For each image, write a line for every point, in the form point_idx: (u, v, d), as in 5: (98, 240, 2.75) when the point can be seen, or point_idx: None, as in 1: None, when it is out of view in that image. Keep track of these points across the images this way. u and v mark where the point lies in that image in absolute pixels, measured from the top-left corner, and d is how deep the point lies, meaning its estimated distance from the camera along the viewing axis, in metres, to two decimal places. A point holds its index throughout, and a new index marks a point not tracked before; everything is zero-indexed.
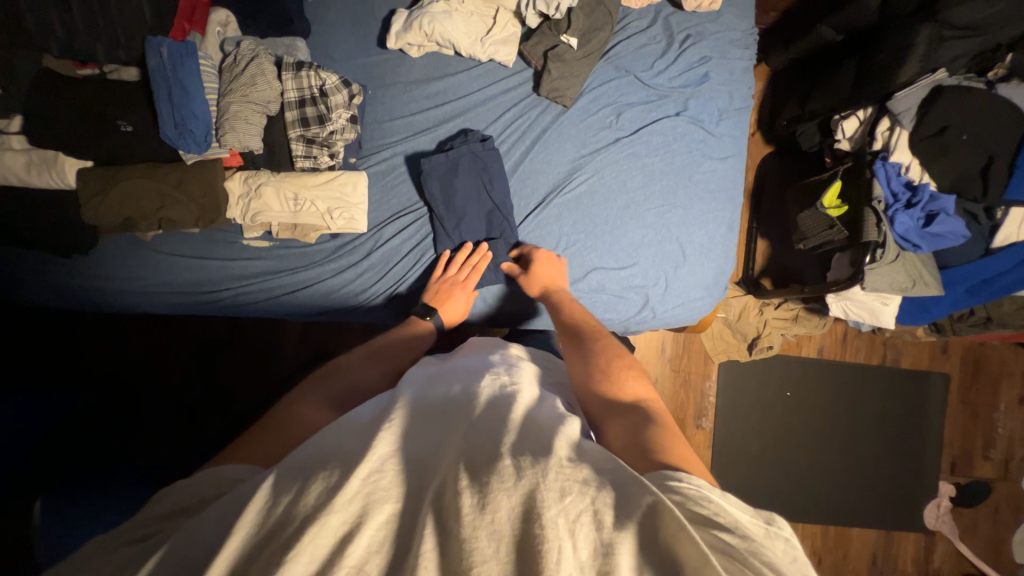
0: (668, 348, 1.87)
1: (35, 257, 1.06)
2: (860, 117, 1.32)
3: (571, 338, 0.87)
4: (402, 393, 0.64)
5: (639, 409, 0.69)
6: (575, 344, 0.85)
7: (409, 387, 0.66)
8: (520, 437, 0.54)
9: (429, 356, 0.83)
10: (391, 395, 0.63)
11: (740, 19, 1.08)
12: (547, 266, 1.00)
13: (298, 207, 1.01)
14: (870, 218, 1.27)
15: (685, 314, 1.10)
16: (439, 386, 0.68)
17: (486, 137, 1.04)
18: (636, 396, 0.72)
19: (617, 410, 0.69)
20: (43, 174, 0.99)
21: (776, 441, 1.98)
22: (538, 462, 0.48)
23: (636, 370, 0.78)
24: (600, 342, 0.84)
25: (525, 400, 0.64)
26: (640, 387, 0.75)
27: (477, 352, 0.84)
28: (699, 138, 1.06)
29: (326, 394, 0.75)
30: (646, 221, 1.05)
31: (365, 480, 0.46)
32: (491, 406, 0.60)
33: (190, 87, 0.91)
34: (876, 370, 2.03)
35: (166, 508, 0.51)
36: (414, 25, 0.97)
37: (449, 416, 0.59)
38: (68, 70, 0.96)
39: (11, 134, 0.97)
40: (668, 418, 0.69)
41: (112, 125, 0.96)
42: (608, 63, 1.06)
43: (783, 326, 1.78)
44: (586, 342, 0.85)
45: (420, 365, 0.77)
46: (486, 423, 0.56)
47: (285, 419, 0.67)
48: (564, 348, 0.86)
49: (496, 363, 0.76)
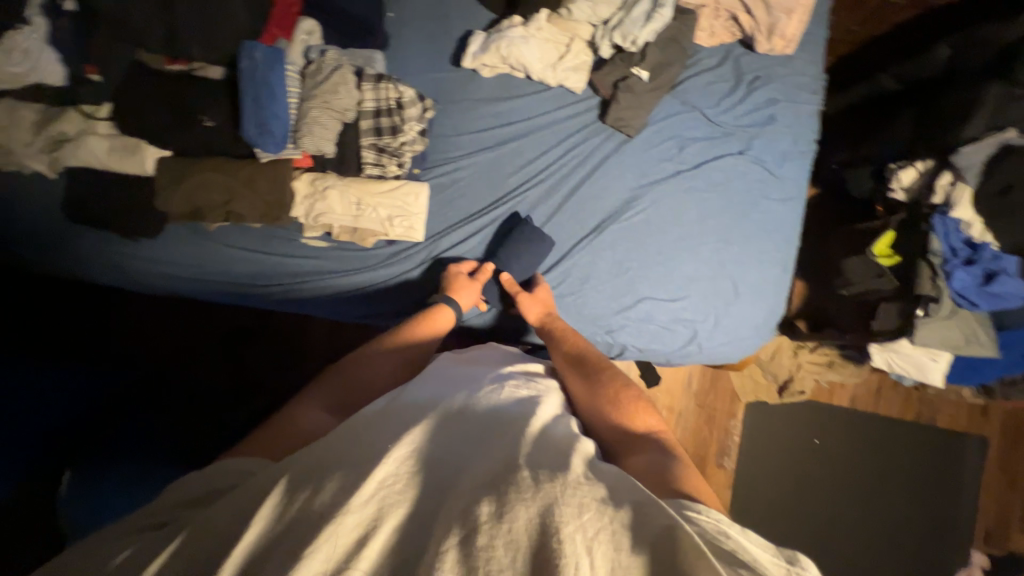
0: (695, 383, 1.89)
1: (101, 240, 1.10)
2: (918, 168, 1.29)
3: (578, 365, 0.87)
4: (421, 404, 0.66)
5: (653, 441, 0.72)
6: (582, 374, 0.85)
7: (424, 396, 0.68)
8: (533, 451, 0.56)
9: (443, 360, 0.85)
10: (412, 404, 0.65)
11: (809, 65, 1.08)
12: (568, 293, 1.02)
13: (360, 211, 1.03)
14: (924, 272, 1.28)
15: (731, 353, 1.09)
16: (454, 392, 0.70)
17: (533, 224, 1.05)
18: (648, 427, 0.75)
19: (631, 452, 0.70)
20: (123, 161, 1.04)
21: (801, 489, 1.93)
22: (555, 476, 0.50)
23: (644, 399, 0.80)
24: (610, 375, 0.84)
25: (545, 418, 0.66)
26: (650, 416, 0.77)
27: (494, 360, 0.87)
28: (760, 179, 1.06)
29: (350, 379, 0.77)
30: (701, 256, 1.04)
31: (378, 485, 0.48)
32: (512, 424, 0.62)
33: (277, 91, 0.94)
34: (911, 426, 1.97)
35: (210, 486, 0.54)
36: (491, 47, 1.01)
37: (469, 427, 0.61)
38: (159, 65, 1.00)
39: (99, 120, 1.03)
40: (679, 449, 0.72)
41: (195, 118, 1.00)
42: (675, 97, 1.07)
43: (817, 371, 1.81)
44: (596, 374, 0.85)
45: (431, 370, 0.80)
46: (504, 441, 0.58)
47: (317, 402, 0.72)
48: (569, 373, 0.86)
49: (508, 376, 0.77)
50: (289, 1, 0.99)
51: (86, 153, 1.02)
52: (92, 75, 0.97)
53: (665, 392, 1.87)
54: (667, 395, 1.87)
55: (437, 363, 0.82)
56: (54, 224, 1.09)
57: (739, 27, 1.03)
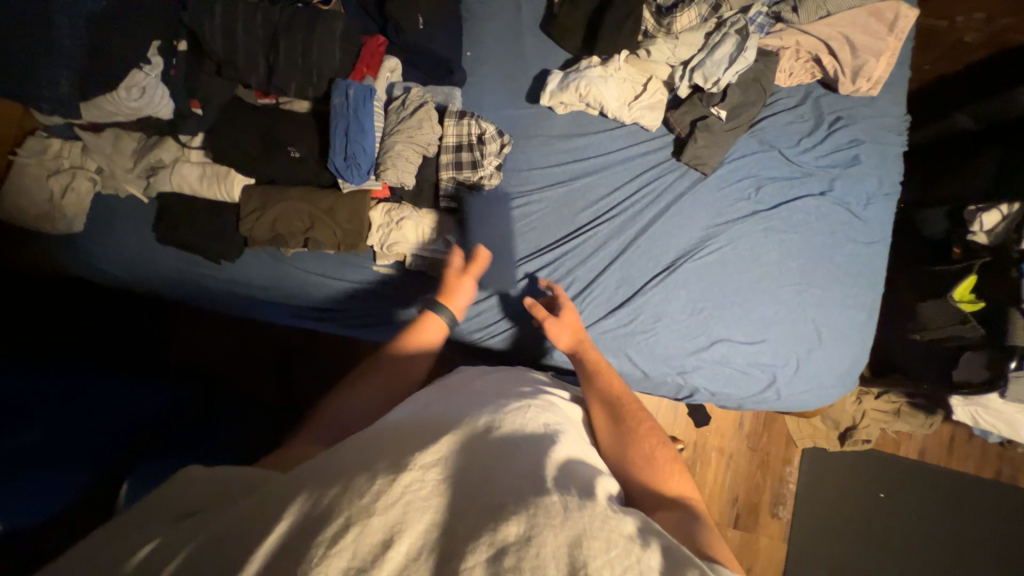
0: (747, 424, 1.80)
1: (176, 260, 1.14)
2: (1002, 212, 1.25)
3: (602, 399, 0.80)
4: (442, 414, 0.65)
5: (680, 497, 0.69)
6: (607, 408, 0.79)
7: (445, 407, 0.67)
8: (556, 476, 0.55)
9: (456, 377, 0.84)
10: (431, 416, 0.63)
11: (894, 105, 1.05)
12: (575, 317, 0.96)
13: (434, 243, 1.05)
14: (1017, 320, 1.20)
15: (813, 401, 1.03)
16: (479, 403, 0.69)
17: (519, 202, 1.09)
18: (673, 480, 0.71)
19: (659, 504, 0.67)
20: (212, 187, 1.09)
21: (863, 548, 1.78)
22: (584, 504, 0.51)
23: (671, 449, 0.76)
24: (637, 415, 0.77)
25: (571, 449, 0.64)
26: (675, 469, 0.73)
27: (517, 378, 0.86)
28: (844, 221, 1.02)
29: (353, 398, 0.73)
30: (780, 298, 1.01)
31: (406, 490, 0.47)
32: (534, 444, 0.60)
33: (366, 126, 0.98)
34: (991, 486, 1.80)
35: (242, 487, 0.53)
36: (570, 86, 1.02)
37: (496, 436, 0.60)
38: (252, 100, 1.06)
39: (193, 148, 1.09)
40: (702, 509, 0.70)
41: (284, 150, 1.05)
42: (752, 136, 1.06)
43: (883, 419, 1.68)
44: (623, 409, 0.79)
45: (452, 384, 0.79)
46: (524, 461, 0.56)
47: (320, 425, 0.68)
48: (592, 406, 0.80)
49: (530, 394, 0.75)
50: (378, 40, 1.04)
51: (179, 179, 1.08)
52: (195, 109, 1.03)
53: (715, 432, 1.79)
54: (718, 435, 1.79)
55: (443, 381, 0.81)
56: (137, 245, 1.13)
57: (820, 69, 1.02)
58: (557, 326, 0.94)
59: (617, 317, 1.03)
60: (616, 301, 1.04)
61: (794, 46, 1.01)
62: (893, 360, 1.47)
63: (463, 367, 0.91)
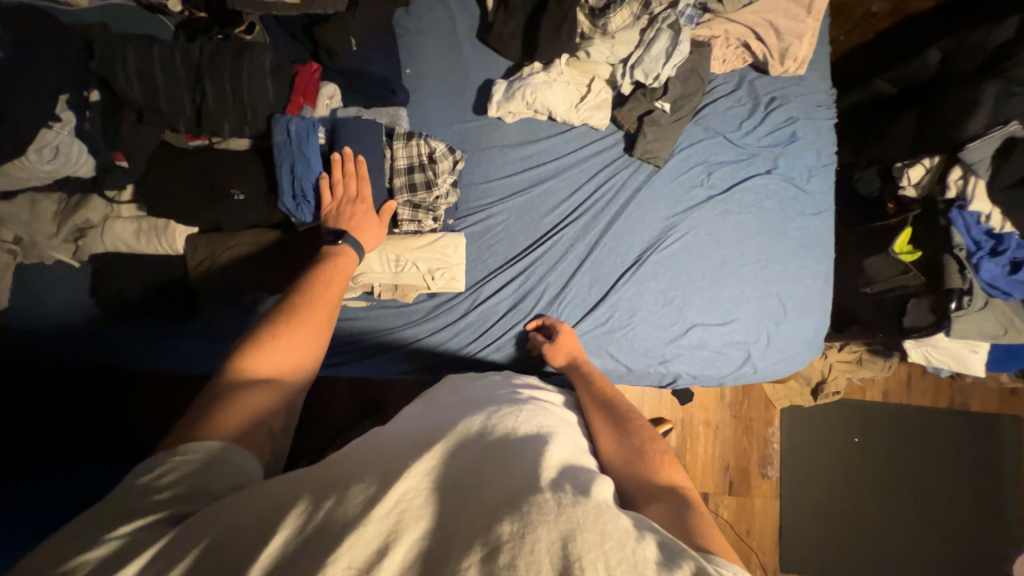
0: (727, 394, 1.88)
1: (118, 323, 1.06)
2: (926, 165, 1.33)
3: (601, 407, 0.84)
4: (436, 424, 0.64)
5: (673, 489, 0.69)
6: (607, 415, 0.82)
7: (432, 421, 0.65)
8: (553, 473, 0.53)
9: (442, 389, 0.82)
10: (431, 429, 0.61)
11: (821, 81, 1.11)
12: (568, 336, 0.99)
13: (400, 267, 1.01)
14: (951, 265, 1.32)
15: (785, 369, 1.08)
16: (470, 411, 0.68)
17: (453, 150, 1.01)
18: (668, 475, 0.72)
19: (651, 497, 0.67)
20: (151, 242, 1.01)
21: (845, 490, 1.91)
22: (578, 500, 0.48)
23: (665, 446, 0.78)
24: (633, 418, 0.80)
25: (566, 451, 0.62)
26: (671, 464, 0.75)
27: (505, 382, 0.85)
28: (791, 195, 1.08)
29: (262, 357, 0.65)
30: (743, 278, 1.05)
31: (398, 497, 0.46)
32: (530, 442, 0.59)
33: (313, 161, 0.94)
34: (947, 414, 1.97)
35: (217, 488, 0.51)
36: (516, 94, 1.01)
37: (487, 445, 0.57)
38: (181, 143, 0.99)
39: (123, 203, 1.01)
40: (696, 498, 0.70)
41: (226, 194, 0.98)
42: (698, 124, 1.09)
43: (848, 369, 1.79)
44: (618, 412, 0.82)
45: (441, 396, 0.78)
46: (523, 462, 0.54)
47: (230, 394, 0.60)
48: (591, 413, 0.83)
49: (523, 398, 0.76)
50: (311, 67, 1.00)
51: (112, 238, 1.00)
52: (120, 162, 0.95)
53: (700, 407, 1.85)
54: (703, 410, 1.85)
55: (436, 394, 0.80)
56: (76, 313, 1.04)
57: (751, 53, 1.07)
58: (552, 347, 0.98)
59: (595, 320, 1.04)
60: (596, 298, 1.06)
61: (723, 34, 1.04)
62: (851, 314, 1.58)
63: (451, 375, 0.91)
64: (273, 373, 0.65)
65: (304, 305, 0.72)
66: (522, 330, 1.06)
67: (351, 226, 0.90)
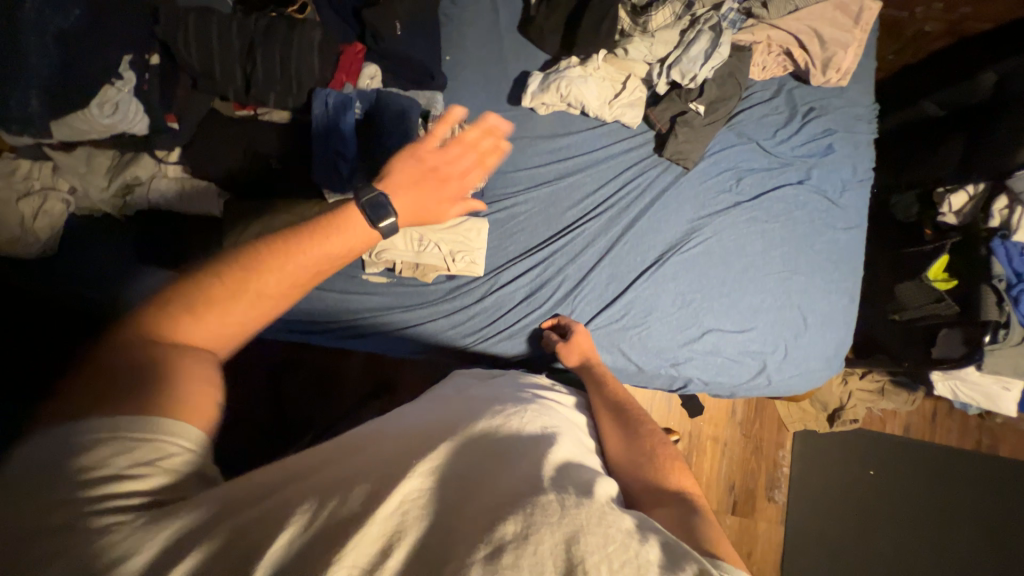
0: (739, 411, 1.84)
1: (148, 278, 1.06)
2: (968, 192, 1.32)
3: (611, 410, 0.84)
4: (444, 420, 0.65)
5: (681, 494, 0.69)
6: (616, 419, 0.82)
7: (438, 418, 0.67)
8: (555, 475, 0.55)
9: (454, 386, 0.84)
10: (438, 426, 0.63)
11: (863, 95, 1.09)
12: (583, 336, 1.00)
13: (422, 247, 1.03)
14: (989, 296, 1.26)
15: (801, 385, 1.06)
16: (476, 409, 0.68)
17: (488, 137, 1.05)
18: (677, 481, 0.72)
19: (656, 500, 0.68)
20: (193, 203, 1.05)
21: (856, 524, 1.84)
22: (580, 502, 0.49)
23: (674, 452, 0.78)
24: (642, 423, 0.80)
25: (568, 452, 0.63)
26: (680, 471, 0.74)
27: (513, 382, 0.86)
28: (822, 209, 1.06)
29: (192, 326, 0.55)
30: (765, 287, 1.04)
31: (402, 499, 0.46)
32: (532, 445, 0.60)
33: (348, 135, 0.98)
34: (973, 457, 1.88)
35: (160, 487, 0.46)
36: (551, 86, 1.03)
37: (490, 444, 0.59)
38: (229, 111, 1.04)
39: (169, 164, 1.05)
40: (703, 505, 0.70)
41: (265, 162, 1.04)
42: (731, 129, 1.08)
43: (869, 398, 1.73)
44: (627, 415, 0.83)
45: (449, 395, 0.79)
46: (526, 463, 0.55)
47: (148, 366, 0.52)
48: (601, 417, 0.83)
49: (528, 399, 0.76)
50: (357, 47, 1.05)
51: (156, 196, 1.04)
52: (171, 123, 1.00)
53: (709, 421, 1.82)
54: (712, 425, 1.82)
55: (447, 390, 0.82)
56: (115, 265, 1.06)
57: (792, 62, 1.06)
58: (566, 347, 0.98)
59: (609, 317, 1.04)
60: (613, 296, 1.06)
61: (765, 40, 1.03)
62: (876, 341, 1.52)
63: (457, 371, 0.93)
64: (212, 339, 0.56)
65: (247, 275, 0.57)
66: (536, 328, 1.07)
67: (435, 167, 0.72)
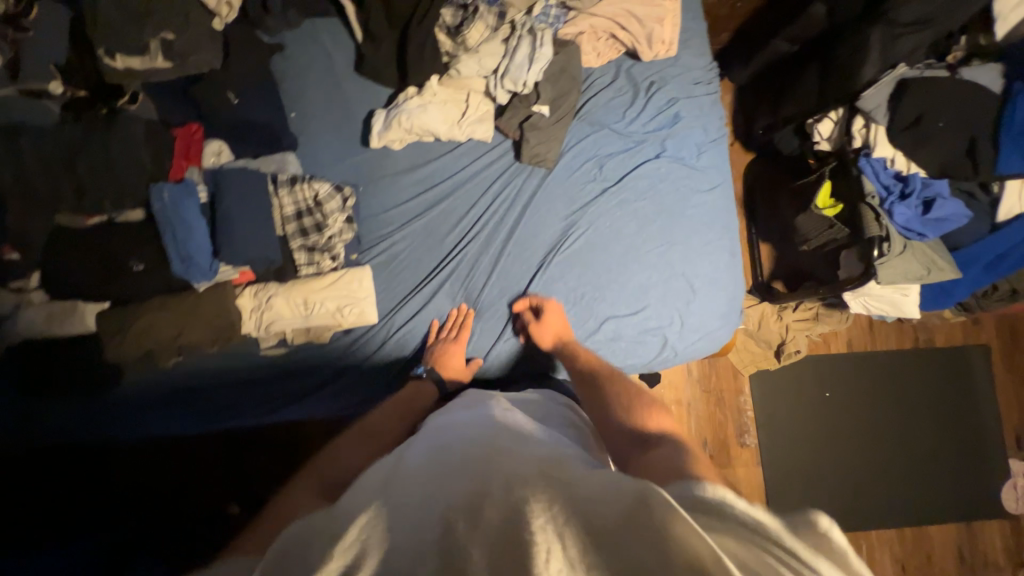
0: (694, 369, 1.87)
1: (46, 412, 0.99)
2: (833, 119, 1.37)
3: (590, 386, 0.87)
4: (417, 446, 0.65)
5: (663, 435, 0.68)
6: (593, 395, 0.84)
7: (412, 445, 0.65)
8: (516, 459, 0.53)
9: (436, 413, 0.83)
10: (405, 453, 0.62)
11: (697, 59, 1.13)
12: (553, 316, 1.02)
13: (309, 310, 1.03)
14: (868, 214, 1.31)
15: (706, 347, 1.09)
16: (444, 430, 0.68)
17: (339, 186, 1.04)
18: (662, 427, 0.71)
19: (646, 446, 0.65)
20: (64, 323, 0.99)
21: (827, 445, 1.91)
22: (524, 481, 0.48)
23: (657, 403, 0.77)
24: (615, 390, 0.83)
25: (538, 440, 0.61)
26: (664, 420, 0.73)
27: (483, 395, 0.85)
28: (684, 175, 1.09)
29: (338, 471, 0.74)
30: (649, 263, 1.06)
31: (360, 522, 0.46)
32: (496, 441, 0.59)
33: (194, 224, 0.98)
34: (913, 354, 1.98)
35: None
36: (393, 123, 1.02)
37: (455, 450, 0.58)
38: (79, 223, 0.99)
39: (31, 290, 0.98)
40: (691, 442, 0.66)
41: (124, 267, 0.98)
42: (582, 120, 1.10)
43: (805, 327, 1.79)
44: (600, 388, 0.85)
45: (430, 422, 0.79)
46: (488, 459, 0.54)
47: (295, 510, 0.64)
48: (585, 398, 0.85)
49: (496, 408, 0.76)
50: (192, 128, 1.04)
51: (24, 327, 0.97)
52: (9, 253, 0.95)
53: (668, 386, 1.85)
54: (671, 389, 1.85)
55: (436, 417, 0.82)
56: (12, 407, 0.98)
57: (621, 43, 1.08)
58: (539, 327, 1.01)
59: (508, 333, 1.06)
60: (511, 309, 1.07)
61: (589, 29, 1.06)
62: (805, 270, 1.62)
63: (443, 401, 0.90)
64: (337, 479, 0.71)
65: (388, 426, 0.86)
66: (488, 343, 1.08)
67: None
